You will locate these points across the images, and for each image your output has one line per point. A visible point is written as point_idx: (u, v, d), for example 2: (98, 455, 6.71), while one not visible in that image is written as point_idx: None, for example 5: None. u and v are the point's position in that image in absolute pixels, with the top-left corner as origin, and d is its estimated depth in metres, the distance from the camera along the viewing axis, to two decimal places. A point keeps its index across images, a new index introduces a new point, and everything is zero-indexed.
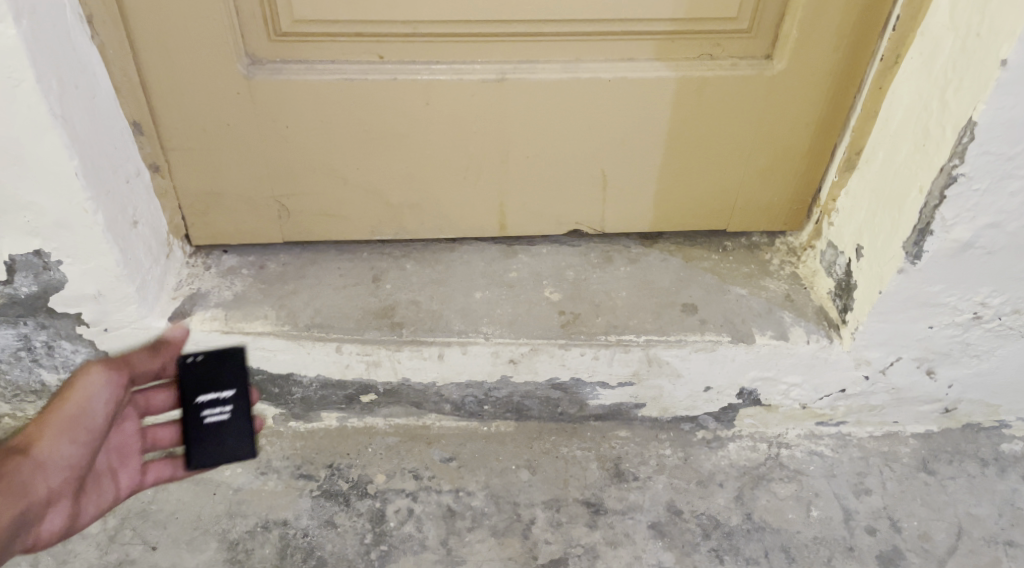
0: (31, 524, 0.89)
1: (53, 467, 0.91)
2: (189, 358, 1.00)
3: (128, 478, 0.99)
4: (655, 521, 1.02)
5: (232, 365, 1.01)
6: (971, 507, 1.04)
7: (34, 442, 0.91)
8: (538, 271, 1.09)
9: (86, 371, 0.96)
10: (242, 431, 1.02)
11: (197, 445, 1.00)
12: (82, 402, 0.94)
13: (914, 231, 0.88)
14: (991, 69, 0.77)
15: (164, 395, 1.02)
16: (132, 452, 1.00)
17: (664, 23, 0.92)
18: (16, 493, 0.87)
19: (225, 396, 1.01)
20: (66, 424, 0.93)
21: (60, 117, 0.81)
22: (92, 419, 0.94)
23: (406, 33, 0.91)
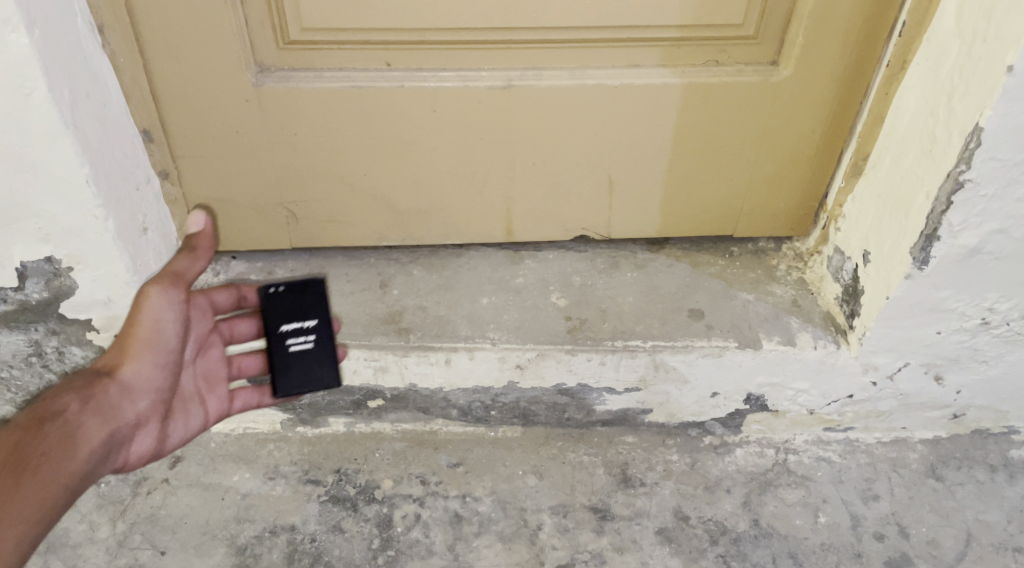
0: (121, 446, 0.85)
1: (139, 389, 0.87)
2: (271, 289, 0.99)
3: (217, 404, 0.97)
4: (662, 527, 1.02)
5: (313, 296, 1.00)
6: (980, 514, 1.03)
7: (117, 367, 0.86)
8: (544, 277, 1.10)
9: (148, 293, 0.89)
10: (328, 359, 0.99)
11: (287, 372, 0.99)
12: (155, 322, 0.88)
13: (921, 237, 0.88)
14: (997, 75, 0.77)
15: (247, 324, 1.01)
16: (218, 379, 0.98)
17: (670, 30, 0.92)
18: (106, 417, 0.84)
19: (308, 324, 0.99)
20: (144, 344, 0.88)
21: (71, 125, 0.81)
22: (171, 340, 0.90)
23: (413, 41, 0.92)
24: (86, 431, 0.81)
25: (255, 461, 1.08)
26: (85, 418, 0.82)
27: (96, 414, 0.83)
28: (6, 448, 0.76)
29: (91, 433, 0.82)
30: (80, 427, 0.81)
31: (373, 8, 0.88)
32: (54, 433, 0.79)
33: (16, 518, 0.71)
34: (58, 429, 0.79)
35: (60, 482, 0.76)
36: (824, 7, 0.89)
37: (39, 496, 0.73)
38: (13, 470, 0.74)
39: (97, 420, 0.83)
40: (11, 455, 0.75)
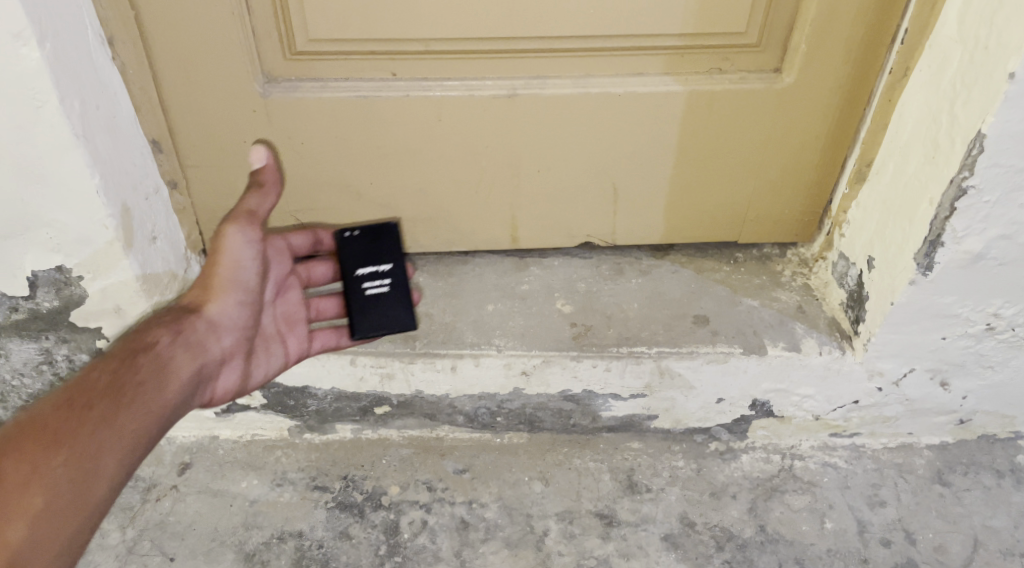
0: (207, 381, 0.87)
1: (223, 326, 0.90)
2: (347, 233, 1.03)
3: (297, 345, 0.99)
4: (668, 533, 1.02)
5: (387, 241, 1.04)
6: (987, 520, 1.03)
7: (203, 305, 0.89)
8: (550, 284, 1.10)
9: (225, 229, 0.90)
10: (401, 302, 1.01)
11: (363, 315, 1.00)
12: (235, 262, 0.91)
13: (925, 243, 0.88)
14: (999, 82, 0.77)
15: (324, 268, 1.05)
16: (296, 320, 1.00)
17: (673, 38, 0.93)
18: (194, 351, 0.85)
19: (383, 269, 1.02)
20: (229, 282, 0.91)
21: (81, 136, 0.83)
22: (251, 278, 0.93)
23: (417, 51, 0.93)
24: (176, 364, 0.83)
25: (263, 468, 1.08)
26: (175, 351, 0.84)
27: (185, 348, 0.85)
28: (104, 377, 0.77)
29: (181, 366, 0.83)
30: (170, 359, 0.83)
31: (379, 19, 0.89)
32: (148, 364, 0.80)
33: (115, 446, 0.73)
34: (151, 361, 0.81)
35: (154, 412, 0.78)
36: (826, 15, 0.89)
37: (136, 424, 0.75)
38: (110, 398, 0.75)
39: (186, 354, 0.85)
40: (110, 383, 0.76)
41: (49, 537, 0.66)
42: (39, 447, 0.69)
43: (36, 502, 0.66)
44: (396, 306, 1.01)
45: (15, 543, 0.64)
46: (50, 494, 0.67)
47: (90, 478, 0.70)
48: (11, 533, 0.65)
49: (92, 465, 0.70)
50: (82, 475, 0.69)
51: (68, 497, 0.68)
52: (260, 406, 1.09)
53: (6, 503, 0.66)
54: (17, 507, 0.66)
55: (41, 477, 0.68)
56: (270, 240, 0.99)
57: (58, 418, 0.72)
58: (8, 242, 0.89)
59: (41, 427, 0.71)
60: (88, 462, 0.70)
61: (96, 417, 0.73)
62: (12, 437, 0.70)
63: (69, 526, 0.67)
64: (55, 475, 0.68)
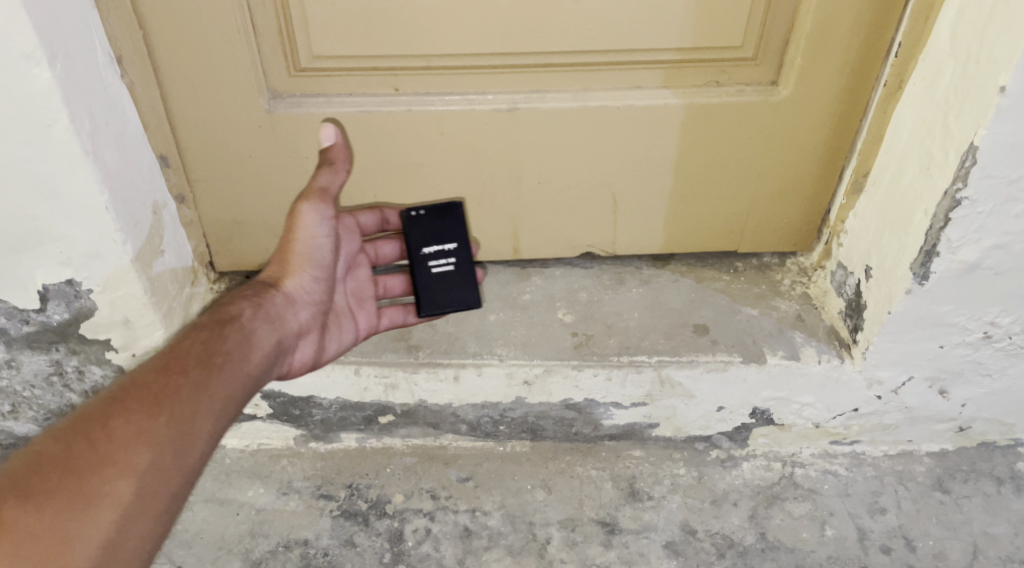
0: (287, 353, 0.87)
1: (301, 301, 0.89)
2: (412, 212, 1.00)
3: (365, 320, 0.99)
4: (670, 541, 1.03)
5: (453, 220, 1.01)
6: (986, 527, 1.04)
7: (282, 280, 0.89)
8: (551, 293, 1.12)
9: (299, 208, 0.88)
10: (468, 281, 0.99)
11: (430, 293, 0.98)
12: (310, 239, 0.89)
13: (921, 253, 0.89)
14: (991, 95, 0.78)
15: (391, 245, 1.03)
16: (364, 297, 0.99)
17: (671, 53, 0.94)
18: (274, 324, 0.85)
19: (448, 248, 0.99)
20: (304, 260, 0.89)
21: (91, 153, 0.84)
22: (327, 254, 0.91)
23: (419, 66, 0.94)
24: (258, 336, 0.83)
25: (269, 477, 1.10)
26: (257, 324, 0.84)
27: (265, 321, 0.84)
28: (195, 346, 0.77)
29: (263, 338, 0.83)
30: (252, 332, 0.83)
31: (381, 35, 0.91)
32: (232, 335, 0.80)
33: (209, 410, 0.73)
34: (235, 332, 0.81)
35: (240, 381, 0.78)
36: (821, 29, 0.91)
37: (224, 392, 0.75)
38: (202, 367, 0.75)
39: (266, 327, 0.84)
40: (200, 351, 0.77)
41: (156, 494, 0.66)
42: (142, 408, 0.69)
43: (143, 459, 0.66)
44: (460, 285, 0.99)
45: (124, 500, 0.64)
46: (155, 453, 0.67)
47: (189, 438, 0.70)
48: (121, 489, 0.64)
49: (189, 428, 0.70)
50: (182, 437, 0.69)
51: (171, 456, 0.68)
52: (265, 415, 1.10)
53: (115, 460, 0.65)
54: (126, 465, 0.65)
55: (147, 435, 0.67)
56: (341, 219, 0.97)
57: (157, 382, 0.72)
58: (20, 257, 0.91)
59: (142, 391, 0.70)
60: (186, 424, 0.70)
61: (191, 384, 0.73)
62: (113, 398, 0.69)
63: (172, 485, 0.67)
64: (159, 434, 0.68)
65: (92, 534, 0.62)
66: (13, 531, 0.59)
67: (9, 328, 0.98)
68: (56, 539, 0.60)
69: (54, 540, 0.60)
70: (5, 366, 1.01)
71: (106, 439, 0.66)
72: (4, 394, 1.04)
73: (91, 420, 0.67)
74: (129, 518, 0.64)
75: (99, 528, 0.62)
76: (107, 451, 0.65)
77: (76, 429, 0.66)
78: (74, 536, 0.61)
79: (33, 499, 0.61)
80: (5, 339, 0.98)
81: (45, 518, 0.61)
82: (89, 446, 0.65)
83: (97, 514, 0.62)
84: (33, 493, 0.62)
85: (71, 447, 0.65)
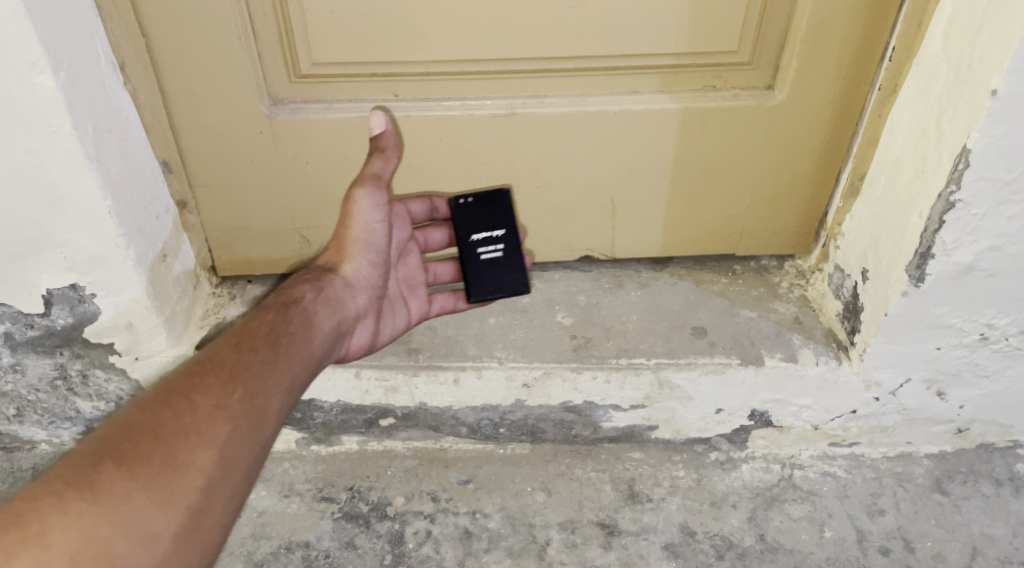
0: (346, 336, 0.88)
1: (358, 285, 0.90)
2: (461, 199, 1.01)
3: (418, 306, 1.01)
4: (669, 542, 1.04)
5: (501, 206, 1.02)
6: (985, 528, 1.04)
7: (339, 265, 0.90)
8: (550, 297, 1.12)
9: (353, 193, 0.89)
10: (517, 267, 1.02)
11: (481, 279, 1.01)
12: (366, 225, 0.91)
13: (916, 255, 0.90)
14: (983, 99, 0.79)
15: (440, 232, 1.04)
16: (416, 283, 1.01)
17: (667, 58, 0.95)
18: (335, 307, 0.86)
19: (496, 235, 1.01)
20: (360, 246, 0.91)
21: (94, 159, 0.86)
22: (381, 240, 0.92)
23: (418, 73, 0.95)
24: (320, 319, 0.84)
25: (271, 480, 1.11)
26: (319, 307, 0.85)
27: (326, 304, 0.86)
28: (262, 326, 0.79)
29: (324, 321, 0.84)
30: (315, 314, 0.84)
31: (381, 42, 0.92)
32: (296, 317, 0.82)
33: (278, 388, 0.75)
34: (299, 314, 0.83)
35: (305, 361, 0.80)
36: (816, 33, 0.91)
37: (291, 372, 0.78)
38: (270, 346, 0.78)
39: (328, 310, 0.85)
40: (267, 332, 0.79)
41: (236, 465, 0.69)
42: (219, 384, 0.72)
43: (224, 431, 0.69)
44: (509, 272, 1.01)
45: (208, 469, 0.67)
46: (233, 426, 0.70)
47: (265, 411, 0.73)
48: (206, 458, 0.67)
49: (262, 404, 0.73)
50: (256, 412, 0.72)
51: (247, 430, 0.71)
52: None
53: (199, 431, 0.68)
54: (208, 436, 0.68)
55: (225, 409, 0.70)
56: (393, 206, 0.98)
57: (230, 360, 0.74)
58: (24, 262, 0.92)
59: (217, 367, 0.73)
60: (259, 400, 0.73)
61: (261, 360, 0.76)
62: (190, 373, 0.72)
63: (249, 457, 0.70)
64: (236, 409, 0.71)
65: (180, 499, 0.64)
66: (108, 494, 0.62)
67: (14, 332, 0.99)
68: (149, 502, 0.63)
69: (147, 503, 0.63)
70: (10, 370, 1.02)
71: (189, 411, 0.69)
72: (9, 398, 1.06)
73: (172, 393, 0.69)
74: (213, 486, 0.66)
75: (187, 494, 0.65)
76: (191, 422, 0.68)
77: (159, 401, 0.69)
78: (165, 500, 0.64)
79: (125, 463, 0.64)
80: (10, 343, 1.00)
81: (138, 482, 0.63)
82: (173, 417, 0.68)
83: (185, 480, 0.65)
84: (125, 459, 0.64)
85: (156, 416, 0.67)
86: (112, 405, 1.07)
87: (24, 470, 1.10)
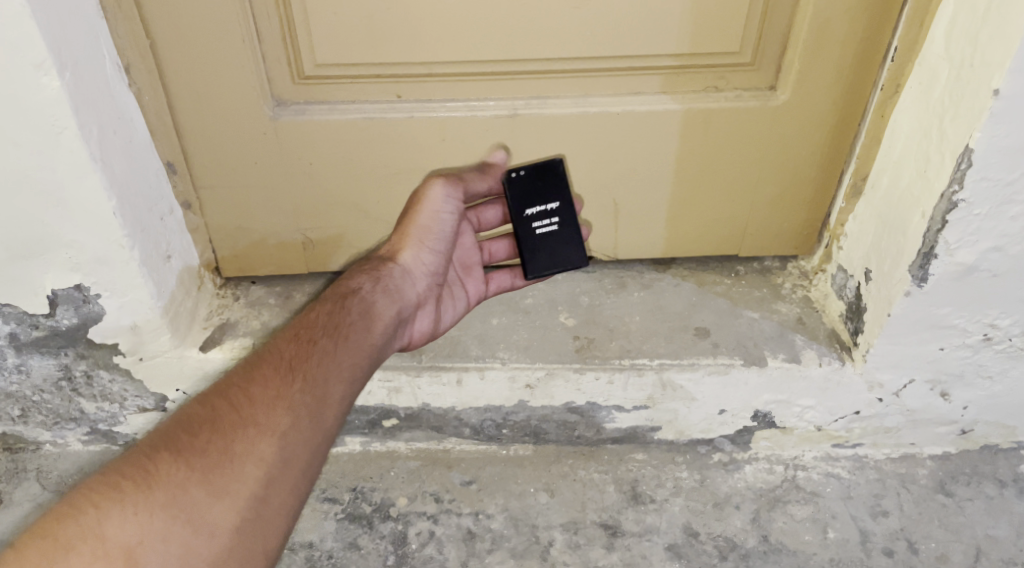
0: (406, 322, 0.93)
1: (417, 273, 0.94)
2: (512, 173, 0.98)
3: (475, 287, 1.03)
4: (672, 543, 1.04)
5: (556, 177, 0.99)
6: (989, 529, 1.04)
7: (398, 253, 0.94)
8: (553, 298, 1.13)
9: (431, 188, 0.94)
10: (573, 239, 1.00)
11: (539, 254, 0.99)
12: (434, 213, 0.94)
13: (919, 255, 0.90)
14: (985, 99, 0.79)
15: (494, 210, 1.03)
16: (472, 264, 1.03)
17: (670, 58, 0.95)
18: (394, 295, 0.91)
19: (551, 208, 0.99)
20: (424, 233, 0.94)
21: (99, 160, 0.86)
22: (448, 231, 0.96)
23: (421, 74, 0.96)
24: (379, 307, 0.89)
25: None
26: (378, 295, 0.89)
27: (386, 292, 0.90)
28: (322, 317, 0.84)
29: (384, 309, 0.89)
30: (374, 303, 0.89)
31: (384, 43, 0.93)
32: (355, 307, 0.87)
33: (339, 378, 0.80)
34: (358, 304, 0.87)
35: (365, 350, 0.85)
36: (818, 34, 0.92)
37: (351, 360, 0.82)
38: (330, 336, 0.82)
39: (387, 298, 0.90)
40: (327, 322, 0.84)
41: (296, 454, 0.73)
42: (278, 375, 0.76)
43: (282, 422, 0.73)
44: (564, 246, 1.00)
45: (267, 459, 0.71)
46: (292, 416, 0.74)
47: (324, 402, 0.77)
48: (265, 447, 0.71)
49: (322, 394, 0.77)
50: (316, 402, 0.76)
51: (307, 419, 0.75)
52: None
53: (258, 422, 0.72)
54: (267, 427, 0.72)
55: (284, 400, 0.75)
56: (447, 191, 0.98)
57: (289, 352, 0.79)
58: (29, 262, 0.92)
59: (277, 360, 0.78)
60: (319, 390, 0.77)
61: (320, 351, 0.80)
62: (251, 367, 0.77)
63: (310, 446, 0.74)
64: (295, 400, 0.75)
65: (236, 488, 0.69)
66: (166, 484, 0.67)
67: (19, 333, 0.99)
68: (206, 491, 0.68)
69: (203, 492, 0.67)
70: (14, 371, 1.03)
71: (247, 404, 0.73)
72: (15, 399, 1.06)
73: (233, 388, 0.75)
74: (273, 474, 0.71)
75: (245, 482, 0.69)
76: (250, 414, 0.73)
77: (220, 395, 0.74)
78: (222, 489, 0.68)
79: (184, 455, 0.69)
80: (14, 344, 1.00)
81: (195, 473, 0.68)
82: (232, 410, 0.73)
83: (242, 468, 0.70)
84: (184, 450, 0.69)
85: (216, 410, 0.72)
86: (116, 405, 1.08)
87: (27, 470, 1.10)
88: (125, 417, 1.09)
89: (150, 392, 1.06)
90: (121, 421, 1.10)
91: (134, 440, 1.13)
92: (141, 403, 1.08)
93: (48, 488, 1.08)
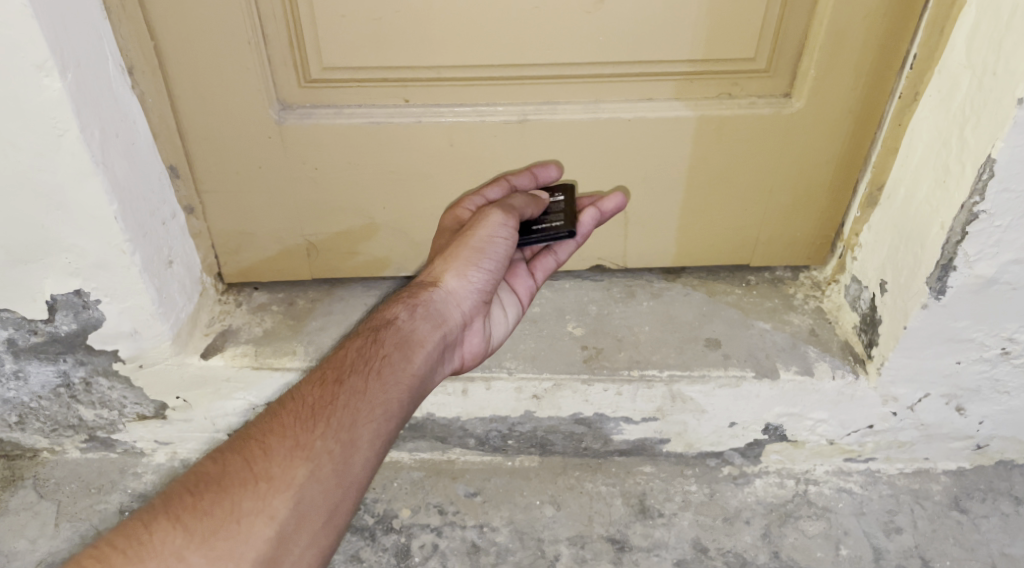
0: (453, 345, 0.89)
1: (462, 294, 0.89)
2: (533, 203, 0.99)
3: (523, 284, 1.00)
4: (681, 559, 1.01)
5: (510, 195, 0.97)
6: (1005, 547, 1.01)
7: (443, 279, 0.89)
8: (560, 306, 1.11)
9: (489, 215, 0.90)
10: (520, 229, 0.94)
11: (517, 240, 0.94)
12: (490, 238, 0.89)
13: (937, 267, 0.88)
14: (1008, 108, 0.77)
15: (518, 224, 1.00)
16: (514, 261, 0.99)
17: (684, 64, 0.94)
18: (436, 321, 0.87)
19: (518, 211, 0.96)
20: (476, 256, 0.89)
21: (100, 163, 0.84)
22: (501, 253, 0.90)
23: (430, 78, 0.94)
24: (420, 334, 0.85)
25: None
26: (417, 323, 0.86)
27: (426, 319, 0.87)
28: (351, 353, 0.82)
29: (426, 336, 0.86)
30: (414, 331, 0.85)
31: (394, 47, 0.91)
32: (391, 340, 0.84)
33: (369, 418, 0.76)
34: (393, 336, 0.84)
35: (403, 383, 0.81)
36: (833, 42, 0.90)
37: (384, 397, 0.78)
38: (361, 373, 0.79)
39: (428, 326, 0.87)
40: (359, 358, 0.81)
41: (313, 508, 0.70)
42: (298, 424, 0.74)
43: (298, 474, 0.71)
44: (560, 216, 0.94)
45: (278, 516, 0.68)
46: (311, 467, 0.71)
47: (351, 447, 0.74)
48: (276, 505, 0.69)
49: (348, 438, 0.74)
50: (340, 449, 0.73)
51: (328, 469, 0.72)
52: None
53: (271, 477, 0.70)
54: (280, 482, 0.70)
55: (301, 451, 0.72)
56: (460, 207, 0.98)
57: (313, 398, 0.77)
58: (29, 266, 0.90)
59: (299, 406, 0.76)
60: (345, 435, 0.74)
61: (347, 392, 0.77)
62: (272, 417, 0.75)
63: (330, 499, 0.71)
64: (315, 448, 0.72)
65: (240, 552, 0.66)
66: (163, 552, 0.65)
67: (17, 339, 0.97)
68: (205, 557, 0.65)
69: (201, 559, 0.65)
70: (13, 377, 1.01)
71: (262, 459, 0.71)
72: (11, 406, 1.04)
73: (249, 442, 0.73)
74: (286, 532, 0.68)
75: (251, 544, 0.67)
76: (264, 469, 0.70)
77: (233, 451, 0.72)
78: (223, 554, 0.66)
79: (183, 521, 0.67)
80: (13, 349, 0.98)
81: (194, 538, 0.66)
82: (243, 467, 0.71)
83: (250, 530, 0.67)
84: (184, 514, 0.67)
85: (226, 468, 0.71)
86: (115, 412, 1.06)
87: (24, 478, 1.08)
88: (125, 424, 1.07)
89: (150, 399, 1.04)
90: (119, 428, 1.08)
91: (133, 448, 1.11)
92: (141, 410, 1.06)
93: (44, 496, 1.06)
